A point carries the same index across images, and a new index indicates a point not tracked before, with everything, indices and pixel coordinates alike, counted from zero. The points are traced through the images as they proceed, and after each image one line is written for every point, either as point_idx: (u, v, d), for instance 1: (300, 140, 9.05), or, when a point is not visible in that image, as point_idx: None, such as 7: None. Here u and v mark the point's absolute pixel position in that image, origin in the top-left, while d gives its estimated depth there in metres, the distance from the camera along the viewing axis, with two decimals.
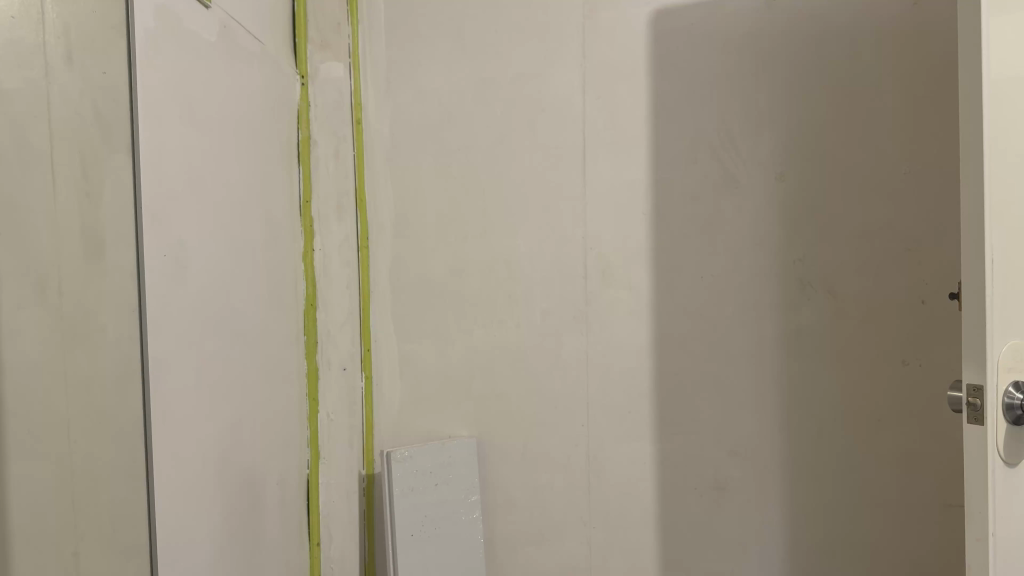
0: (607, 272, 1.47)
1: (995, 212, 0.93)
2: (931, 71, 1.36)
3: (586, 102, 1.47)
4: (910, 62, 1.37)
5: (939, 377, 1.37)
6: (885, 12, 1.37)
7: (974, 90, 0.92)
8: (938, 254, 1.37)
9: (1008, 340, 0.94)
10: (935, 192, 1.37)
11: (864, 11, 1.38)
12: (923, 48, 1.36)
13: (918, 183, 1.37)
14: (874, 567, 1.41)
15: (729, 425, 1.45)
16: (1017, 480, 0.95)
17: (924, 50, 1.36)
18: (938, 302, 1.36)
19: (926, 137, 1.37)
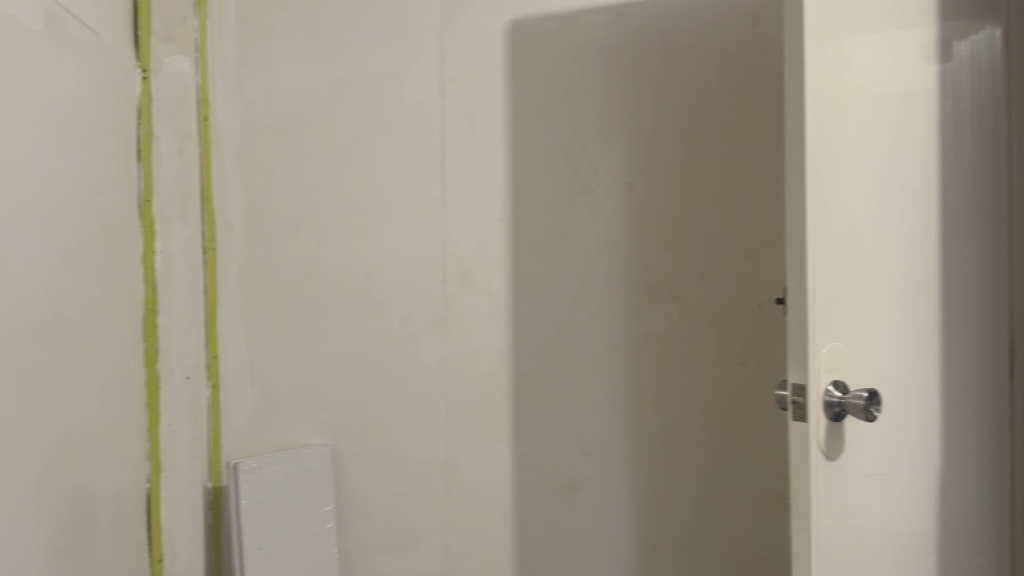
0: (465, 277, 1.48)
1: (818, 225, 1.00)
2: (764, 85, 1.43)
3: (444, 107, 1.47)
4: (749, 78, 1.44)
5: (770, 378, 1.44)
6: (725, 30, 1.44)
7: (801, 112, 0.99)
8: (773, 261, 1.44)
9: (829, 344, 1.01)
10: (770, 202, 1.44)
11: (707, 29, 1.44)
12: (760, 64, 1.43)
13: (755, 193, 1.44)
14: (717, 559, 1.47)
15: (583, 427, 1.49)
16: (836, 473, 1.02)
17: (761, 67, 1.43)
18: (771, 306, 1.44)
19: (763, 148, 1.44)
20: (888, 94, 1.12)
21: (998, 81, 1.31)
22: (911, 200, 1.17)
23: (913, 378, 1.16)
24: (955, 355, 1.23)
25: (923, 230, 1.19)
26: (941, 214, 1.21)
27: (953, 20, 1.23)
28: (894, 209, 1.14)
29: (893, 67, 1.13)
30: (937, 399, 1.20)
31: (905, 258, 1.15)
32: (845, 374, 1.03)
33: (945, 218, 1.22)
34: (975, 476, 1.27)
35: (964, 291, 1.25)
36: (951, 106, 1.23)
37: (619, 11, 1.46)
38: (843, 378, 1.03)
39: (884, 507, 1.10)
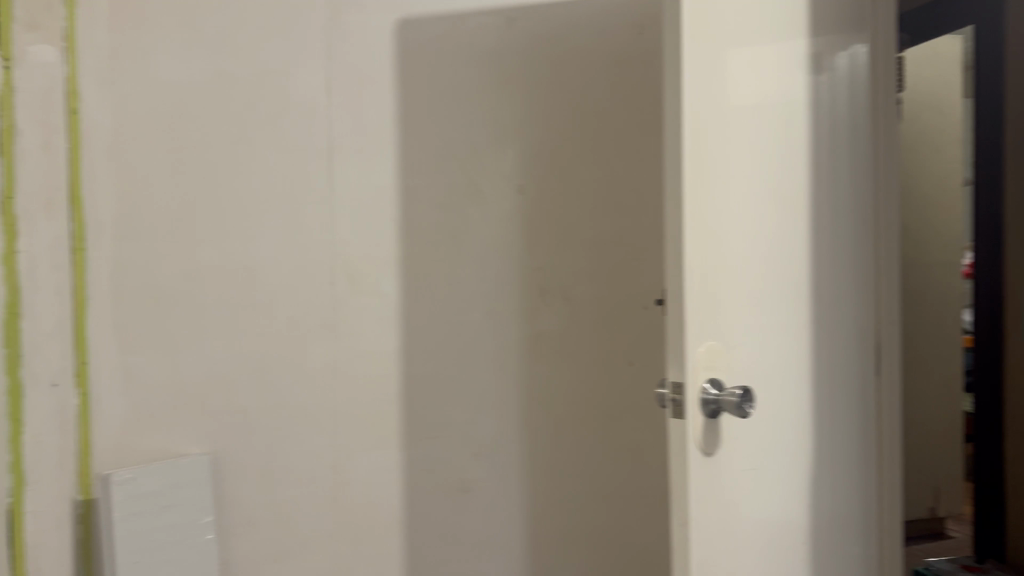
0: (354, 279, 1.45)
1: (698, 228, 1.04)
2: (647, 97, 1.52)
3: (331, 106, 1.44)
4: (634, 89, 1.51)
5: (653, 376, 1.54)
6: (613, 41, 1.50)
7: (679, 120, 1.03)
8: (655, 266, 1.53)
9: (705, 343, 1.05)
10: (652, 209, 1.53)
11: (595, 38, 1.50)
12: (643, 76, 1.51)
13: (639, 200, 1.53)
14: (604, 551, 1.54)
15: (474, 429, 1.50)
16: (714, 468, 1.05)
17: (645, 79, 1.51)
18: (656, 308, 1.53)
19: (647, 158, 1.52)
20: (764, 103, 1.17)
21: (864, 94, 1.38)
22: (786, 205, 1.22)
23: (788, 376, 1.21)
24: (827, 353, 1.29)
25: (797, 234, 1.24)
26: (813, 219, 1.27)
27: (824, 36, 1.29)
28: (770, 214, 1.19)
29: (771, 79, 1.18)
30: (809, 396, 1.25)
31: (780, 260, 1.20)
32: (720, 372, 1.07)
33: (816, 222, 1.28)
34: (847, 468, 1.34)
35: (834, 292, 1.31)
36: (824, 117, 1.30)
37: (508, 15, 1.47)
38: (717, 376, 1.06)
39: (760, 500, 1.15)
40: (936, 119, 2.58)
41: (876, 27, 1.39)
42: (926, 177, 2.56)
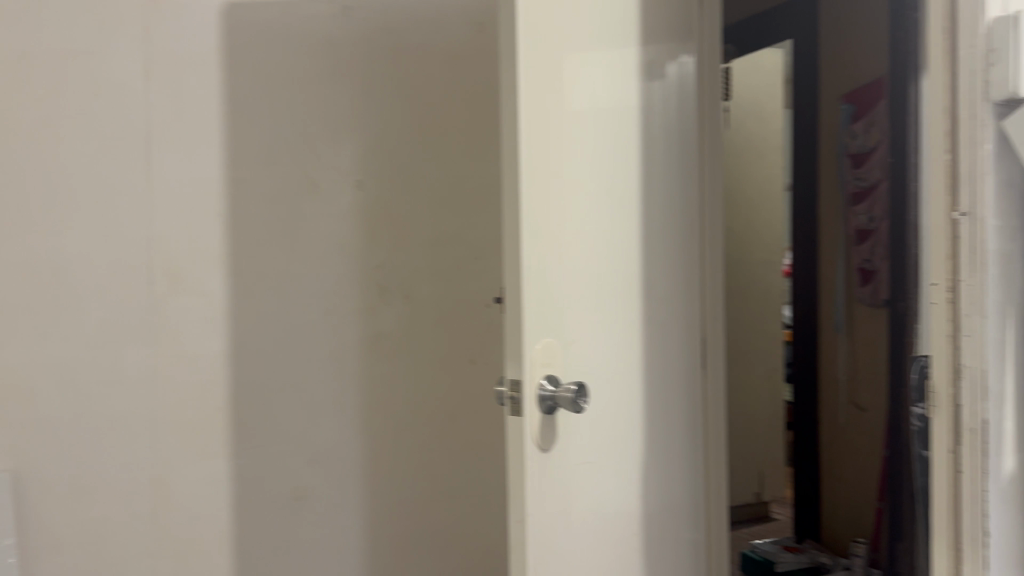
0: (176, 277, 1.34)
1: (534, 226, 1.04)
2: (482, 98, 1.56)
3: (150, 89, 1.31)
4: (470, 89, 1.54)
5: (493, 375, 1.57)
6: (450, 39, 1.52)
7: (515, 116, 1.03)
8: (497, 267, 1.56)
9: (542, 339, 1.05)
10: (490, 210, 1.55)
11: (432, 37, 1.51)
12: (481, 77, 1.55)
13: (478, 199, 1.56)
14: (445, 548, 1.55)
15: (310, 433, 1.44)
16: (550, 464, 1.06)
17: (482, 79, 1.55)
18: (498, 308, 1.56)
19: (484, 158, 1.56)
20: (599, 104, 1.19)
21: (692, 102, 1.45)
22: (621, 205, 1.25)
23: (624, 371, 1.24)
24: (660, 348, 1.34)
25: (631, 234, 1.27)
26: (646, 220, 1.31)
27: (656, 44, 1.33)
28: (606, 214, 1.21)
29: (607, 82, 1.21)
30: (643, 391, 1.29)
31: (615, 260, 1.23)
32: (556, 368, 1.08)
33: (649, 222, 1.32)
34: (679, 459, 1.39)
35: (665, 291, 1.36)
36: (656, 119, 1.34)
37: (344, 5, 1.44)
38: (554, 372, 1.07)
39: (597, 494, 1.16)
40: (760, 126, 2.76)
41: (701, 35, 1.46)
42: (751, 182, 2.72)
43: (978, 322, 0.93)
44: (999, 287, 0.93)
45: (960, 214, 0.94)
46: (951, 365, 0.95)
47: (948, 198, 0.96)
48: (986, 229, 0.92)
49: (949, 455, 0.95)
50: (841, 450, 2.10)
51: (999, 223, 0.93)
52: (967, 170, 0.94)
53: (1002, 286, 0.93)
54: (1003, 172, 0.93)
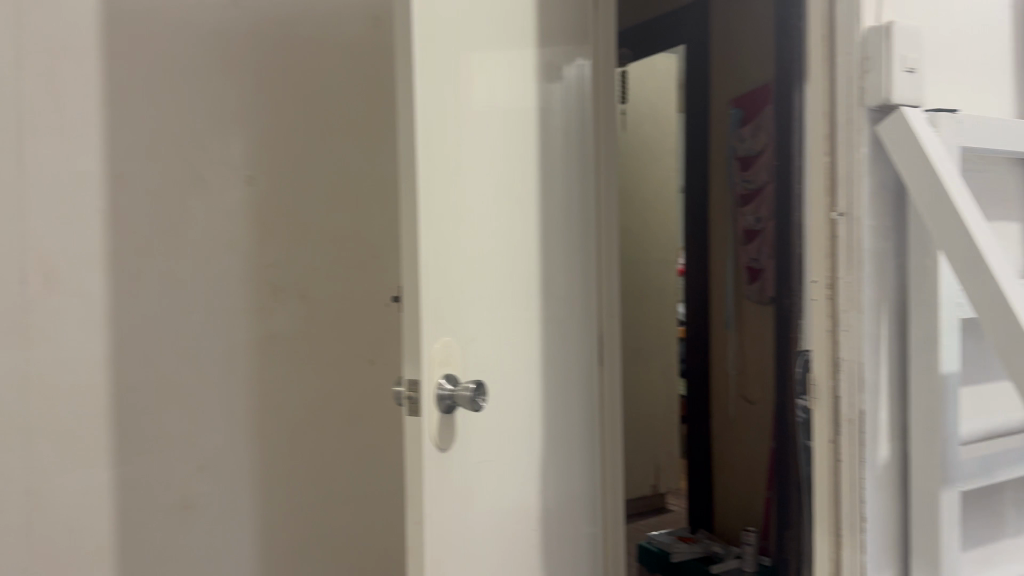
0: (51, 276, 1.23)
1: (431, 225, 1.03)
2: (373, 97, 1.56)
3: (22, 72, 1.20)
4: (360, 87, 1.54)
5: (390, 374, 1.58)
6: (341, 36, 1.51)
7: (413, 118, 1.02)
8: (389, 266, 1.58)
9: (440, 338, 1.05)
10: (382, 210, 1.57)
11: (323, 32, 1.49)
12: (371, 76, 1.55)
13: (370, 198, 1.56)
14: (339, 551, 1.53)
15: (198, 439, 1.37)
16: (447, 463, 1.06)
17: (372, 78, 1.55)
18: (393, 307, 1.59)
19: (376, 158, 1.56)
20: (497, 104, 1.19)
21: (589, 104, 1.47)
22: (521, 205, 1.26)
23: (524, 369, 1.25)
24: (558, 346, 1.35)
25: (532, 235, 1.28)
26: (544, 219, 1.32)
27: (552, 45, 1.35)
28: (507, 215, 1.21)
29: (505, 82, 1.21)
30: (542, 389, 1.30)
31: (515, 260, 1.24)
32: (455, 368, 1.07)
33: (549, 223, 1.34)
34: (578, 456, 1.40)
35: (565, 290, 1.38)
36: (555, 120, 1.35)
37: None
38: (452, 372, 1.07)
39: (496, 493, 1.16)
40: (655, 127, 2.83)
41: (596, 38, 1.48)
42: (646, 182, 2.78)
43: (855, 317, 0.98)
44: (872, 283, 0.98)
45: (838, 215, 0.99)
46: (830, 358, 1.00)
47: (827, 199, 1.00)
48: (861, 228, 0.97)
49: (828, 443, 1.00)
50: (731, 442, 2.18)
51: (873, 223, 0.99)
52: (844, 172, 0.99)
53: (876, 282, 0.98)
54: (877, 175, 0.98)
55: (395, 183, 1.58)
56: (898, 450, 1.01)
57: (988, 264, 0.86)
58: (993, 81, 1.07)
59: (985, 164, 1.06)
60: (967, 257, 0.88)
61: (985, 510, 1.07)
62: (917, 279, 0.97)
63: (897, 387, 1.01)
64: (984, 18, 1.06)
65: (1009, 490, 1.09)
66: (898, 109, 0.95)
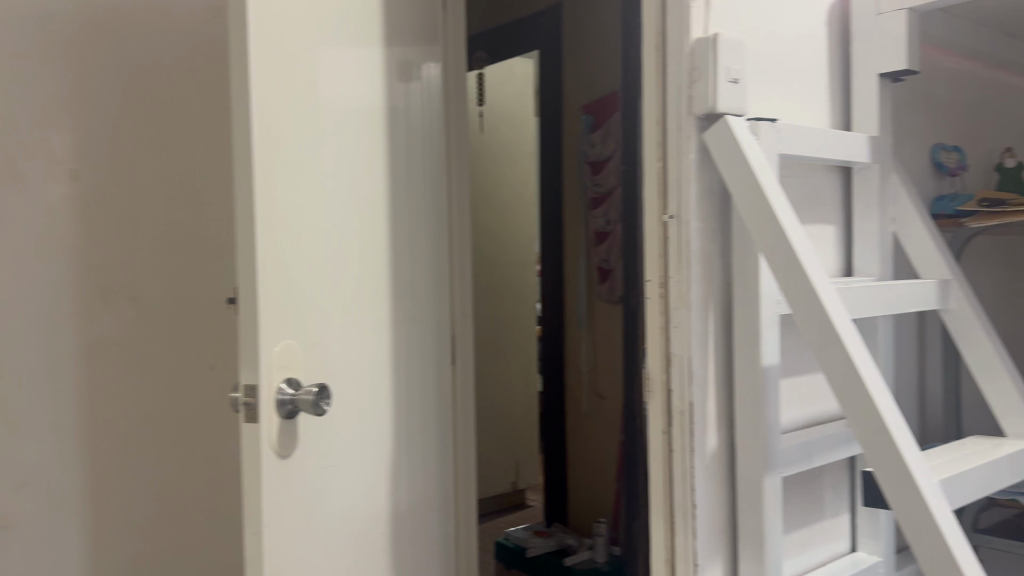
0: None
1: (268, 225, 1.01)
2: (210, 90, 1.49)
3: None
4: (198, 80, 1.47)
5: (225, 383, 1.51)
6: (177, 28, 1.44)
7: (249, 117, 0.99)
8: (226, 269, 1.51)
9: (281, 341, 1.02)
10: (217, 210, 1.50)
11: (157, 22, 1.42)
12: (211, 68, 1.49)
13: (210, 197, 1.49)
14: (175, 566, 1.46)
15: (19, 454, 1.27)
16: (289, 470, 1.03)
17: (212, 70, 1.49)
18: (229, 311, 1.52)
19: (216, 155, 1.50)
20: (343, 102, 1.15)
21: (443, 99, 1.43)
22: (376, 204, 1.22)
23: (374, 375, 1.21)
24: (416, 349, 1.32)
25: (388, 236, 1.25)
26: (398, 219, 1.27)
27: (407, 43, 1.31)
28: (359, 215, 1.18)
29: (352, 79, 1.17)
30: (395, 396, 1.26)
31: (365, 262, 1.19)
32: (297, 371, 1.04)
33: (408, 223, 1.30)
34: (435, 461, 1.37)
35: (421, 294, 1.34)
36: (409, 119, 1.31)
37: None
38: (295, 375, 1.04)
39: (344, 499, 1.14)
40: (512, 129, 2.86)
41: (447, 36, 1.44)
42: (504, 184, 2.81)
43: (684, 314, 1.02)
44: (700, 282, 1.03)
45: (669, 217, 1.04)
46: (663, 352, 1.04)
47: (660, 201, 1.04)
48: (690, 229, 1.02)
49: (662, 437, 1.05)
50: (582, 436, 2.25)
51: (701, 224, 1.04)
52: (675, 177, 1.03)
53: (703, 281, 1.04)
54: (703, 179, 1.03)
55: (231, 180, 1.50)
56: (726, 439, 1.06)
57: (800, 261, 0.92)
58: (810, 93, 1.14)
59: (803, 171, 1.13)
60: (782, 256, 0.94)
61: (805, 493, 1.14)
62: (739, 278, 1.03)
63: (723, 379, 1.06)
64: (803, 34, 1.14)
65: (827, 474, 1.17)
66: (722, 116, 0.99)
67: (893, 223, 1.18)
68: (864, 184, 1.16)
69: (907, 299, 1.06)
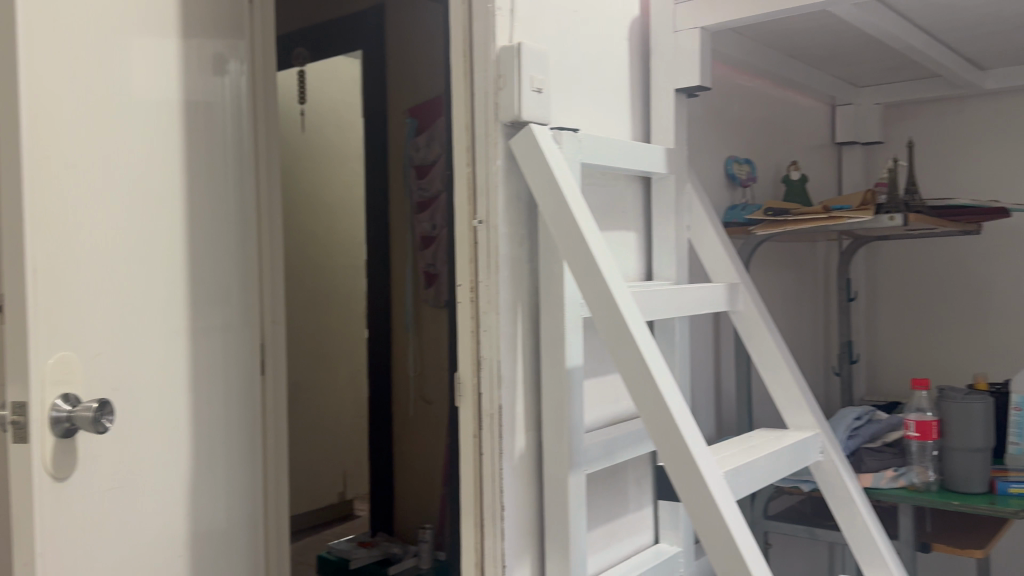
0: None
1: (42, 227, 0.93)
2: None
3: None
4: None
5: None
6: None
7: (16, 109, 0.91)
8: None
9: (56, 353, 0.94)
10: None
11: None
12: None
13: None
14: None
15: None
16: (68, 493, 0.96)
17: None
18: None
19: None
20: (143, 96, 1.07)
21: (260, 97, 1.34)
22: (175, 202, 1.11)
23: (179, 389, 1.12)
24: (236, 361, 1.23)
25: (197, 238, 1.15)
26: (212, 223, 1.18)
27: (220, 38, 1.22)
28: (153, 215, 1.08)
29: (158, 72, 1.09)
30: (208, 411, 1.18)
31: (172, 268, 1.11)
32: (76, 386, 0.96)
33: (212, 218, 1.18)
34: (245, 483, 1.25)
35: (241, 301, 1.24)
36: (228, 117, 1.22)
37: None
38: (74, 390, 0.96)
39: (138, 524, 1.05)
40: (339, 131, 2.80)
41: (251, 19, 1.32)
42: (331, 186, 2.75)
43: (493, 317, 0.97)
44: (509, 286, 0.98)
45: (478, 222, 0.98)
46: (474, 356, 0.99)
47: (470, 206, 0.99)
48: (498, 235, 0.97)
49: (473, 439, 1.00)
50: (410, 443, 2.23)
51: (509, 229, 0.99)
52: (483, 183, 0.98)
53: (512, 285, 0.99)
54: (511, 186, 0.98)
55: None
56: (533, 440, 1.03)
57: (598, 264, 0.91)
58: (614, 105, 1.11)
59: (606, 180, 1.12)
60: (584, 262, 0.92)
61: (612, 489, 1.14)
62: (545, 283, 1.00)
63: (531, 381, 1.03)
64: (607, 46, 1.10)
65: (629, 470, 1.18)
66: (528, 126, 0.95)
67: (689, 230, 1.18)
68: (662, 192, 1.16)
69: (696, 304, 1.08)
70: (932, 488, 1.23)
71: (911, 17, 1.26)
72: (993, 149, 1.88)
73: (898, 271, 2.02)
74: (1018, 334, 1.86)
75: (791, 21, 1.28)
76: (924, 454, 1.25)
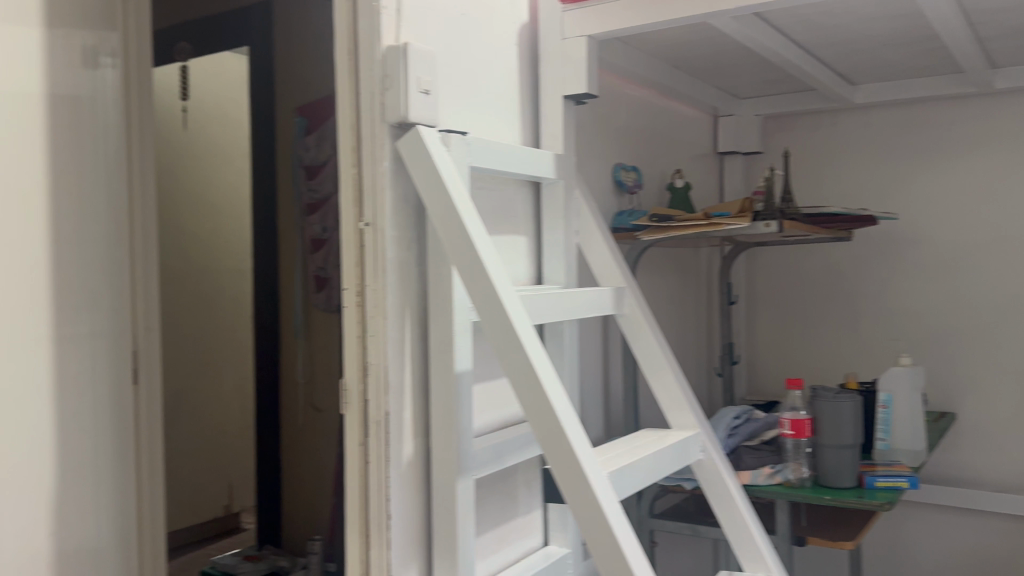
0: None
1: None
2: None
3: None
4: None
5: None
6: None
7: None
8: None
9: None
10: None
11: None
12: None
13: None
14: None
15: None
16: None
17: None
18: None
19: None
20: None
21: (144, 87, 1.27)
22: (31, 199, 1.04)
23: (37, 398, 1.04)
24: (103, 366, 1.16)
25: (57, 237, 1.08)
26: (76, 221, 1.11)
27: (88, 26, 1.15)
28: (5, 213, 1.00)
29: (15, 60, 1.02)
30: (72, 421, 1.10)
31: (26, 269, 1.03)
32: None
33: (74, 213, 1.10)
34: (111, 496, 1.17)
35: (111, 303, 1.17)
36: (97, 110, 1.15)
37: None
38: None
39: None
40: (224, 130, 2.70)
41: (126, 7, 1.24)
42: (215, 186, 2.65)
43: (381, 323, 0.91)
44: (396, 292, 0.93)
45: (364, 224, 0.93)
46: (360, 363, 0.93)
47: (356, 209, 0.93)
48: (385, 238, 0.92)
49: (359, 448, 0.94)
50: (299, 452, 2.16)
51: (397, 232, 0.93)
52: (369, 184, 0.92)
53: (399, 290, 0.93)
54: (398, 187, 0.93)
55: None
56: (421, 446, 0.97)
57: (484, 266, 0.88)
58: (503, 111, 1.10)
59: (496, 185, 1.10)
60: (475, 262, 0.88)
61: (500, 494, 1.14)
62: (433, 287, 0.95)
63: (420, 388, 0.97)
64: (495, 52, 1.09)
65: (520, 471, 1.18)
66: (415, 128, 0.91)
67: (577, 235, 1.18)
68: (551, 198, 1.17)
69: (584, 308, 1.07)
70: (806, 484, 1.27)
71: (788, 32, 1.31)
72: (860, 161, 2.00)
73: (775, 276, 2.11)
74: (884, 335, 1.98)
75: (674, 32, 1.32)
76: (798, 451, 1.30)
